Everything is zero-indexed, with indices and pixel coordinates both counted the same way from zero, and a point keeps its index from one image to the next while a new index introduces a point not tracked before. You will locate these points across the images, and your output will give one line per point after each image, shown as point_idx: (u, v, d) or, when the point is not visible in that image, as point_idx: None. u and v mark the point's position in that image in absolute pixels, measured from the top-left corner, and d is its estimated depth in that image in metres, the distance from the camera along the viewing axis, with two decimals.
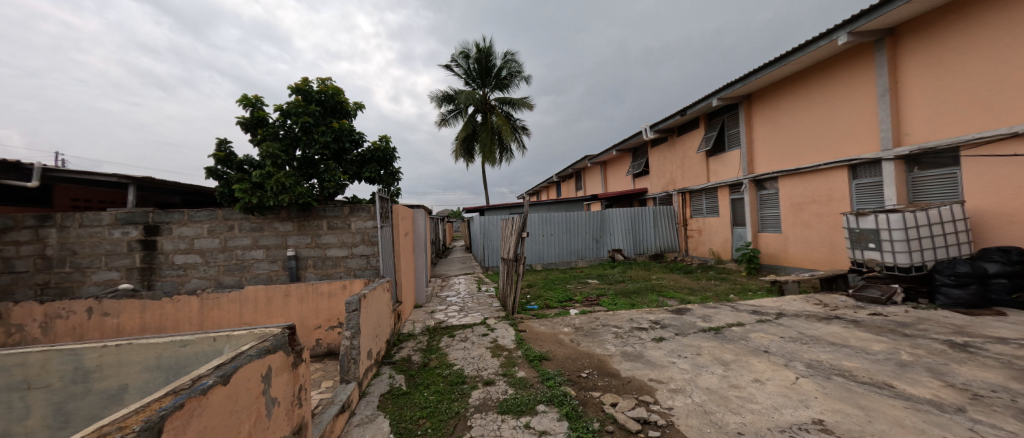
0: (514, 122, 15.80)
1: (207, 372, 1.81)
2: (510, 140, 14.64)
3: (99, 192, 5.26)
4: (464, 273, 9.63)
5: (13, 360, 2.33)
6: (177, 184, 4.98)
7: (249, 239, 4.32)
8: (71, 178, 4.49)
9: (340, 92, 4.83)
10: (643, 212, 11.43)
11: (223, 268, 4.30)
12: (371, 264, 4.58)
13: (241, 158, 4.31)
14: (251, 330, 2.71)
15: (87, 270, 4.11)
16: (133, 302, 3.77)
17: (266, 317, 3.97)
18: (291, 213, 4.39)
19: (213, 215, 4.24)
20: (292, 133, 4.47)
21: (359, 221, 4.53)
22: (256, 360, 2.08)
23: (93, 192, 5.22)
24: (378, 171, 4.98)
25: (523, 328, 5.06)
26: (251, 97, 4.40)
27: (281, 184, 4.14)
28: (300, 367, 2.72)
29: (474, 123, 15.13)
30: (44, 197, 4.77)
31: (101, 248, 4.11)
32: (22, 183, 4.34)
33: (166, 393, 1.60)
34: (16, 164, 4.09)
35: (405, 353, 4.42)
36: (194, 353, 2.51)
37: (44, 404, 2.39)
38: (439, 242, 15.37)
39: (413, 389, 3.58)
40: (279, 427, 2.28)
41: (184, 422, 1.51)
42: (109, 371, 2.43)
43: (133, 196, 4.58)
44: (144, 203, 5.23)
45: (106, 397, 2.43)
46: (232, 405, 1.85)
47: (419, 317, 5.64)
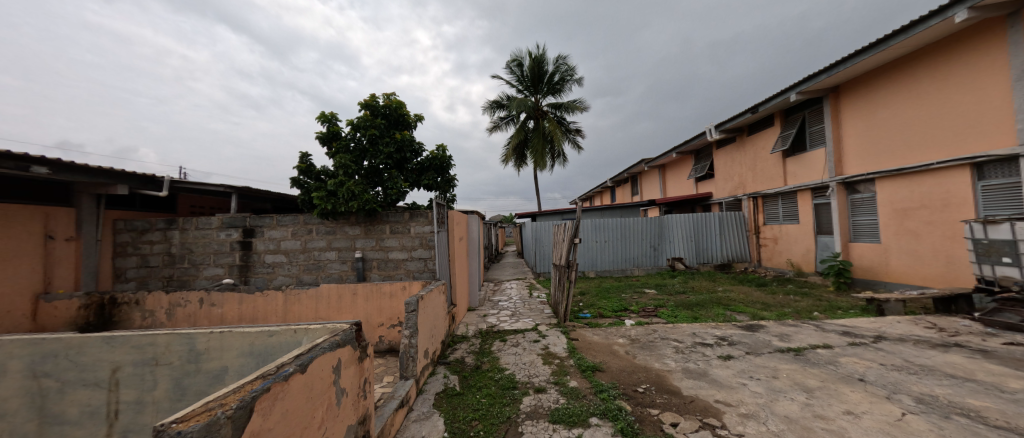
0: (567, 126, 15.63)
1: (289, 360, 2.04)
2: (563, 143, 14.46)
3: (208, 199, 6.17)
4: (517, 278, 9.71)
5: (147, 340, 2.81)
6: (268, 192, 5.66)
7: (324, 241, 4.77)
8: (191, 188, 5.31)
9: (403, 105, 5.13)
10: (707, 217, 10.62)
11: (303, 267, 4.79)
12: (428, 267, 4.79)
13: (319, 169, 4.79)
14: (324, 324, 2.99)
15: (200, 266, 4.83)
16: (233, 295, 4.32)
17: (337, 313, 4.33)
18: (359, 219, 4.77)
19: (295, 220, 4.76)
20: (361, 145, 4.86)
21: (418, 225, 4.78)
22: (327, 352, 2.30)
23: (205, 199, 6.13)
24: (435, 178, 5.21)
25: (575, 336, 4.94)
26: (328, 114, 4.87)
27: (351, 191, 4.53)
28: (366, 361, 2.95)
29: (526, 129, 15.23)
30: (172, 205, 5.69)
31: (211, 248, 4.82)
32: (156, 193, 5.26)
33: (256, 377, 1.82)
34: (153, 178, 4.98)
35: (459, 354, 4.55)
36: (279, 343, 2.83)
37: (167, 378, 2.82)
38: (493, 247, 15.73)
39: (465, 390, 3.69)
40: (347, 416, 2.48)
41: (270, 403, 1.71)
42: (213, 353, 2.82)
43: (235, 204, 5.30)
44: (242, 209, 6.03)
45: (211, 377, 2.81)
46: (310, 392, 2.06)
47: (472, 320, 5.79)
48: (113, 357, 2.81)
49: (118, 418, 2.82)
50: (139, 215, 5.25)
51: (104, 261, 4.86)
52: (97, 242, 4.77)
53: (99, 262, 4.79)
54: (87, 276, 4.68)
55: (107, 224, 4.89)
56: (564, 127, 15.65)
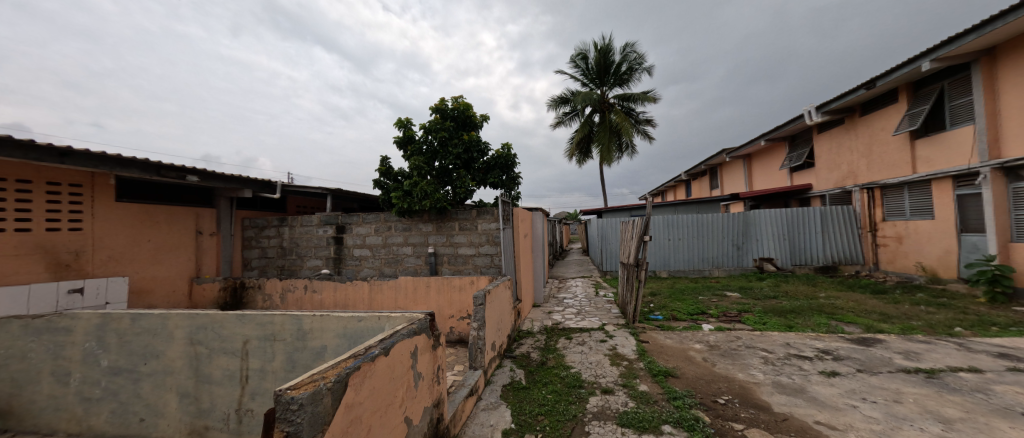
0: (635, 117, 14.90)
1: (375, 343, 2.31)
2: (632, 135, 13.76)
3: (309, 200, 7.11)
4: (582, 276, 9.56)
5: (267, 318, 3.18)
6: (356, 194, 6.33)
7: (401, 237, 5.20)
8: (297, 191, 6.17)
9: (469, 107, 5.35)
10: (804, 213, 9.31)
11: (384, 260, 5.28)
12: (494, 262, 4.94)
13: (396, 171, 5.23)
14: (402, 313, 3.28)
15: (304, 258, 5.61)
16: (329, 283, 4.93)
17: (413, 303, 4.69)
18: (431, 216, 5.10)
19: (377, 218, 5.26)
20: (433, 147, 5.19)
21: (485, 222, 4.95)
22: (405, 339, 2.53)
23: (307, 199, 7.09)
24: (500, 177, 5.35)
25: (645, 338, 4.71)
26: (404, 119, 5.27)
27: (424, 191, 4.87)
28: (440, 349, 3.18)
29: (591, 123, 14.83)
30: (283, 204, 6.71)
31: (311, 242, 5.56)
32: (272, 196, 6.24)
33: (348, 355, 2.11)
34: (269, 182, 5.88)
35: (524, 349, 4.63)
36: (369, 328, 3.15)
37: (282, 353, 3.17)
38: (557, 244, 15.68)
39: (531, 385, 3.74)
40: (423, 398, 2.70)
41: (360, 381, 1.99)
42: (315, 333, 3.20)
43: (330, 203, 6.04)
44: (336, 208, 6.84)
45: (315, 354, 3.19)
46: (392, 374, 2.33)
47: (537, 316, 5.85)
48: (244, 331, 3.16)
49: (249, 382, 3.11)
50: (259, 213, 6.31)
51: (236, 251, 5.97)
52: (230, 237, 5.88)
53: (232, 252, 5.90)
54: (224, 264, 5.79)
55: (238, 221, 6.00)
56: (632, 118, 14.95)
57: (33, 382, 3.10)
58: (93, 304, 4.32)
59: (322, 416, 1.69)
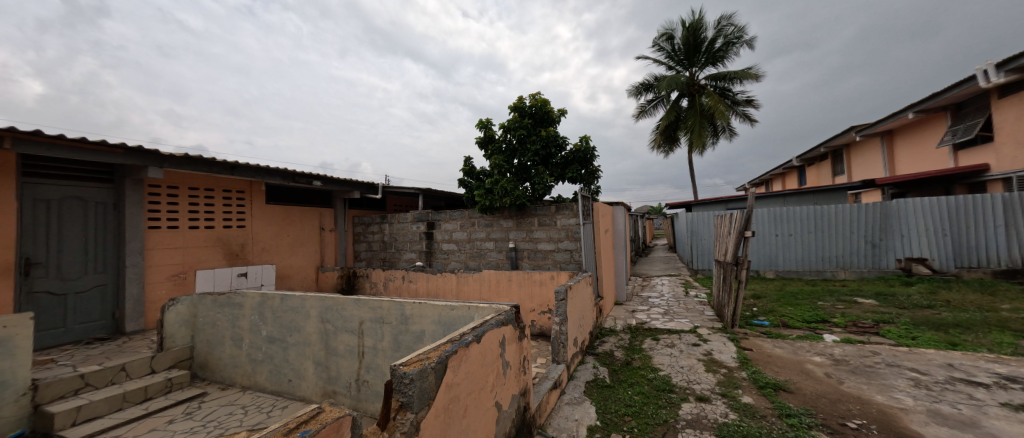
0: (731, 98, 13.39)
1: (468, 330, 2.50)
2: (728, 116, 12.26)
3: (403, 199, 7.99)
4: (669, 275, 8.94)
5: (377, 303, 3.61)
6: (443, 193, 6.88)
7: (484, 232, 5.48)
8: (395, 192, 6.91)
9: (547, 102, 5.37)
10: (982, 199, 7.10)
11: (469, 255, 5.63)
12: (574, 258, 4.89)
13: (478, 170, 5.52)
14: (488, 304, 3.45)
15: (401, 251, 6.27)
16: (422, 274, 5.44)
17: (497, 296, 4.91)
18: (511, 212, 5.28)
19: (462, 214, 5.64)
20: (512, 145, 5.34)
21: (564, 218, 4.94)
22: (494, 328, 2.68)
23: (402, 199, 7.97)
24: (579, 171, 5.28)
25: (748, 346, 4.21)
26: (485, 120, 5.52)
27: (504, 188, 5.04)
28: (525, 340, 3.29)
29: (679, 108, 13.65)
30: (383, 204, 7.65)
31: (407, 237, 6.19)
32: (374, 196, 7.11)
33: (445, 341, 2.32)
34: (372, 185, 6.70)
35: (607, 347, 4.52)
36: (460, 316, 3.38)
37: (389, 334, 3.56)
38: (638, 240, 14.84)
39: (616, 384, 3.64)
40: (511, 385, 2.82)
41: (457, 363, 2.19)
42: (415, 318, 3.50)
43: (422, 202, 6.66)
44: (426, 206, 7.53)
45: (415, 337, 3.49)
46: (484, 360, 2.51)
47: (620, 314, 5.65)
48: (359, 314, 3.62)
49: (365, 357, 3.58)
50: (365, 212, 7.31)
51: (349, 244, 7.01)
52: (344, 232, 6.88)
53: (346, 245, 6.92)
54: (341, 256, 6.80)
55: (350, 219, 7.03)
56: (728, 99, 13.45)
57: (218, 344, 4.00)
58: (254, 285, 5.45)
59: (428, 391, 1.90)
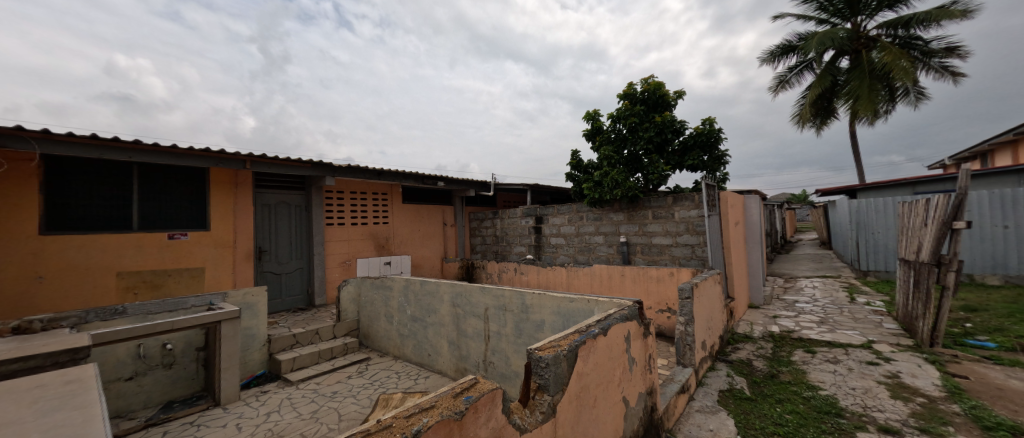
0: (920, 47, 10.23)
1: (593, 322, 2.49)
2: (911, 74, 8.84)
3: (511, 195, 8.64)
4: (822, 276, 7.41)
5: (499, 292, 3.87)
6: (549, 188, 7.22)
7: (593, 226, 5.45)
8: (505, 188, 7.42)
9: (662, 85, 4.99)
10: None
11: (578, 249, 5.65)
12: (696, 254, 4.43)
13: (586, 163, 5.50)
14: (609, 299, 3.28)
15: (512, 245, 6.69)
16: (533, 267, 5.69)
17: (609, 291, 4.80)
18: (622, 205, 5.10)
19: (570, 209, 5.70)
20: (621, 134, 5.14)
21: (683, 210, 4.52)
22: (619, 323, 2.61)
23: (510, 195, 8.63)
24: (701, 157, 4.78)
25: (959, 372, 3.21)
26: (592, 112, 5.43)
27: (615, 180, 4.88)
28: (650, 337, 3.11)
29: (836, 71, 10.80)
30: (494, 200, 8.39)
31: (517, 231, 6.59)
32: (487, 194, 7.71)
33: (572, 331, 2.33)
34: (486, 183, 7.30)
35: (743, 355, 4.01)
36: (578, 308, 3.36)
37: (512, 321, 3.77)
38: (775, 234, 12.66)
39: (758, 397, 3.21)
40: (637, 382, 2.72)
41: (587, 354, 2.17)
42: (536, 308, 3.60)
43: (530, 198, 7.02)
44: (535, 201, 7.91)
45: (536, 326, 3.59)
46: (611, 353, 2.47)
47: (757, 319, 4.95)
48: (485, 301, 3.96)
49: (491, 341, 3.89)
50: (480, 208, 8.11)
51: (467, 237, 7.81)
52: (462, 227, 7.66)
53: (464, 239, 7.72)
54: (460, 248, 7.63)
55: (467, 215, 7.82)
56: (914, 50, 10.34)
57: (376, 319, 4.89)
58: (398, 272, 6.52)
59: (562, 377, 1.95)
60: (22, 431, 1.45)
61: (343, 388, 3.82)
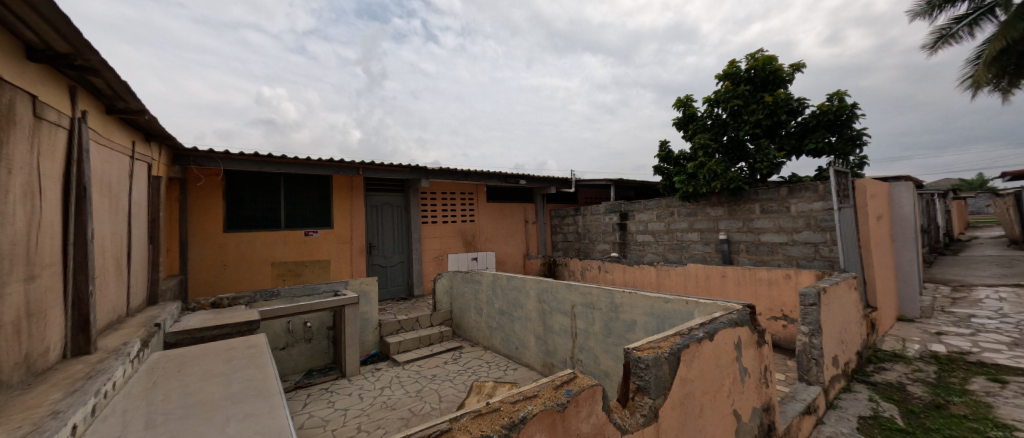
0: None
1: (695, 325, 2.10)
2: None
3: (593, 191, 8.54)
4: (1015, 285, 5.66)
5: (586, 289, 3.79)
6: (633, 183, 7.02)
7: (685, 223, 5.08)
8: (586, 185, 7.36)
9: (773, 59, 4.34)
10: None
11: (668, 246, 5.33)
12: (821, 254, 3.76)
13: (677, 154, 5.15)
14: (713, 300, 2.87)
15: (595, 242, 6.67)
16: (619, 265, 5.51)
17: (707, 293, 4.37)
18: (721, 199, 4.62)
19: (659, 204, 5.42)
20: (721, 120, 4.64)
21: (802, 202, 3.89)
22: (729, 328, 2.19)
23: (592, 191, 8.53)
24: (827, 139, 4.06)
25: None
26: (684, 98, 5.02)
27: (713, 171, 4.43)
28: (765, 347, 2.65)
29: None
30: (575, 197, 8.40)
31: (600, 228, 6.57)
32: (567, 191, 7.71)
33: (672, 333, 1.98)
34: (567, 180, 7.34)
35: (892, 377, 3.30)
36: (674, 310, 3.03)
37: (600, 320, 3.63)
38: (937, 229, 10.04)
39: (917, 430, 2.61)
40: (751, 396, 2.38)
41: (691, 361, 1.83)
42: (626, 307, 3.40)
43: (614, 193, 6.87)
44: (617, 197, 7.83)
45: (626, 326, 3.39)
46: (719, 361, 2.09)
47: (911, 335, 4.03)
48: (571, 298, 3.92)
49: (578, 338, 3.84)
50: (561, 204, 8.16)
51: (548, 234, 7.93)
52: (543, 224, 7.79)
53: (545, 236, 7.86)
54: (541, 245, 7.79)
55: (548, 212, 7.95)
56: None
57: (467, 311, 5.26)
58: (484, 267, 6.96)
59: (664, 380, 1.67)
60: (224, 381, 1.89)
61: (441, 372, 4.20)
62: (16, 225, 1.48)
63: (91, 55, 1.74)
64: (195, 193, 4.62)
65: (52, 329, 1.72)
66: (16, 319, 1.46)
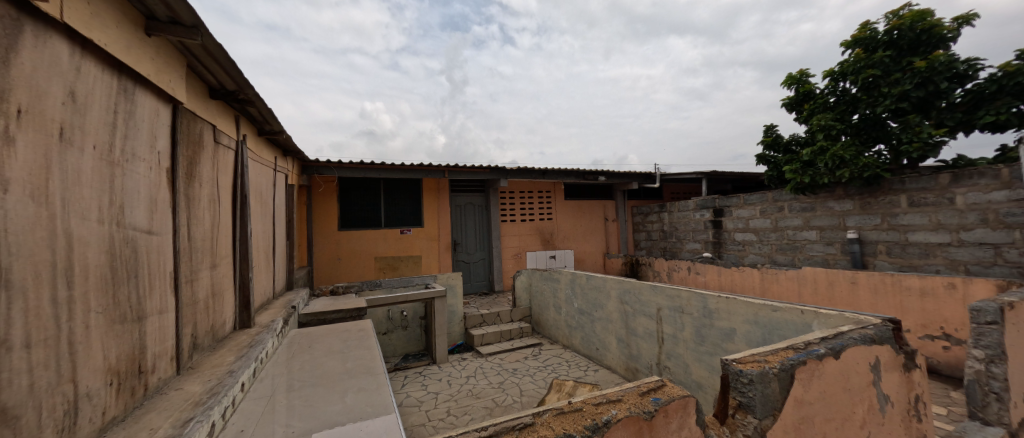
0: None
1: (815, 339, 1.79)
2: None
3: (682, 186, 7.87)
4: None
5: (674, 292, 3.51)
6: (730, 174, 6.29)
7: (800, 219, 4.41)
8: (673, 179, 6.84)
9: (928, 12, 3.38)
10: None
11: (776, 246, 4.71)
12: (1004, 258, 2.86)
13: (787, 139, 4.47)
14: (840, 311, 2.39)
15: (684, 241, 6.22)
16: (713, 266, 4.98)
17: (830, 303, 3.67)
18: (850, 190, 3.86)
19: (764, 198, 4.82)
20: (849, 95, 3.83)
21: (976, 191, 3.00)
22: (861, 345, 1.81)
23: (681, 186, 7.87)
24: (1019, 107, 3.06)
25: None
26: (797, 74, 4.32)
27: (839, 157, 3.69)
28: (916, 372, 2.04)
29: None
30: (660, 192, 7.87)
31: (690, 226, 6.08)
32: (651, 186, 7.25)
33: (784, 346, 1.72)
34: (651, 175, 6.91)
35: None
36: (785, 320, 2.60)
37: (691, 326, 3.33)
38: None
39: None
40: (894, 430, 1.93)
41: (809, 379, 1.58)
42: (722, 314, 3.06)
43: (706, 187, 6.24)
44: (711, 191, 7.12)
45: (723, 335, 3.05)
46: (847, 384, 1.74)
47: None
48: (657, 300, 3.68)
49: (665, 344, 3.59)
50: (644, 201, 7.72)
51: (630, 232, 7.59)
52: (624, 222, 7.50)
53: (627, 234, 7.54)
54: (623, 243, 7.48)
55: (630, 210, 7.61)
56: None
57: (546, 308, 5.33)
58: (562, 265, 6.96)
59: (774, 400, 1.45)
60: (343, 357, 2.27)
61: (521, 366, 4.35)
62: (204, 226, 1.98)
63: (249, 90, 2.21)
64: (319, 197, 5.58)
65: (227, 308, 2.27)
66: (205, 298, 1.96)
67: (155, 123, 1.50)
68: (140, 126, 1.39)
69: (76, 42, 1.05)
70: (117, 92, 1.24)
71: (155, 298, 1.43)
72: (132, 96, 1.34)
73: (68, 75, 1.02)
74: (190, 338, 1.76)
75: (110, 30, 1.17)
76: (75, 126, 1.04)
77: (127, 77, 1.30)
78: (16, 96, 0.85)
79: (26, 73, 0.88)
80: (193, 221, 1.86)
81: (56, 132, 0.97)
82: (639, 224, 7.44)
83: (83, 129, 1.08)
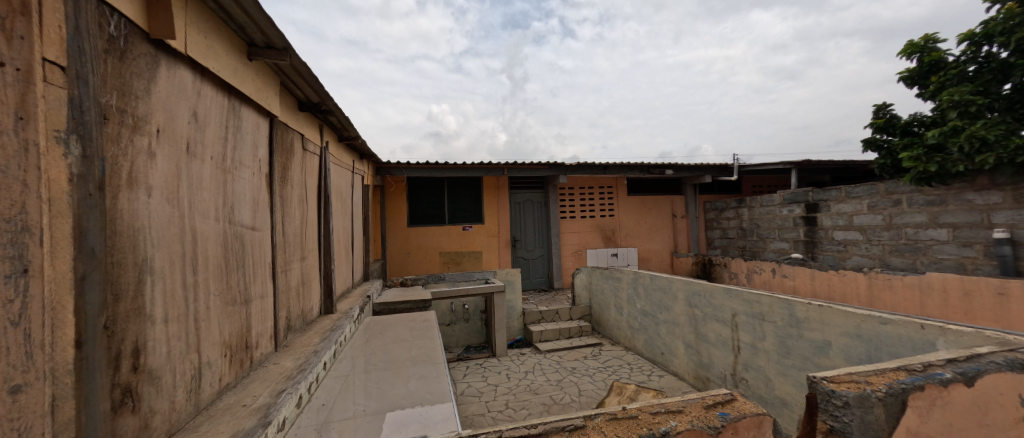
0: None
1: (937, 360, 1.47)
2: None
3: (767, 178, 6.98)
4: None
5: (753, 296, 3.14)
6: (829, 163, 5.42)
7: (924, 215, 3.63)
8: (754, 171, 6.10)
9: None
10: None
11: (890, 247, 3.95)
12: None
13: (906, 119, 3.70)
14: (979, 327, 1.92)
15: (767, 240, 5.57)
16: (804, 269, 4.32)
17: (966, 317, 2.97)
18: (998, 178, 3.06)
19: (873, 190, 4.07)
20: (996, 61, 3.03)
21: None
22: (1006, 372, 1.43)
23: (765, 178, 6.99)
24: None
25: None
26: (920, 40, 3.55)
27: (979, 140, 2.95)
28: None
29: None
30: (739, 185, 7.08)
31: (776, 223, 5.40)
32: (728, 179, 6.57)
33: (891, 365, 1.44)
34: (728, 167, 6.25)
35: None
36: (898, 336, 2.17)
37: (773, 336, 2.96)
38: None
39: None
40: None
41: (927, 407, 1.30)
42: (813, 325, 2.66)
43: (796, 178, 5.45)
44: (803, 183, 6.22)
45: (814, 347, 2.64)
46: (984, 419, 1.40)
47: None
48: (732, 305, 3.32)
49: (741, 353, 3.23)
50: (719, 195, 7.01)
51: (701, 230, 6.98)
52: (696, 218, 6.93)
53: (699, 232, 6.94)
54: (693, 242, 6.91)
55: (701, 205, 6.99)
56: None
57: (607, 308, 5.16)
58: (624, 264, 6.66)
59: (878, 429, 1.23)
60: (409, 345, 2.47)
61: (579, 365, 4.28)
62: (295, 223, 2.30)
63: (330, 101, 2.50)
64: (390, 196, 6.11)
65: (314, 295, 2.61)
66: (296, 285, 2.28)
67: (257, 135, 1.79)
68: (245, 138, 1.66)
69: (197, 70, 1.29)
70: (227, 110, 1.50)
71: (258, 283, 1.71)
72: (239, 113, 1.61)
73: (192, 99, 1.27)
74: (285, 320, 2.07)
75: (222, 58, 1.43)
76: (197, 140, 1.29)
77: (234, 97, 1.56)
78: (155, 119, 1.08)
79: (163, 99, 1.12)
80: (287, 218, 2.17)
81: (184, 146, 1.21)
82: (713, 221, 6.79)
83: (204, 144, 1.33)
